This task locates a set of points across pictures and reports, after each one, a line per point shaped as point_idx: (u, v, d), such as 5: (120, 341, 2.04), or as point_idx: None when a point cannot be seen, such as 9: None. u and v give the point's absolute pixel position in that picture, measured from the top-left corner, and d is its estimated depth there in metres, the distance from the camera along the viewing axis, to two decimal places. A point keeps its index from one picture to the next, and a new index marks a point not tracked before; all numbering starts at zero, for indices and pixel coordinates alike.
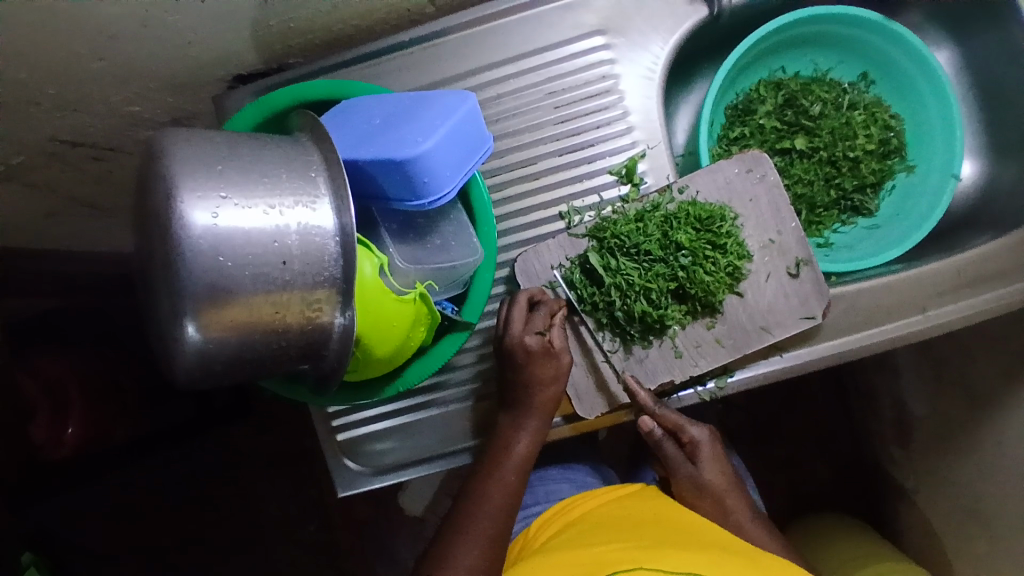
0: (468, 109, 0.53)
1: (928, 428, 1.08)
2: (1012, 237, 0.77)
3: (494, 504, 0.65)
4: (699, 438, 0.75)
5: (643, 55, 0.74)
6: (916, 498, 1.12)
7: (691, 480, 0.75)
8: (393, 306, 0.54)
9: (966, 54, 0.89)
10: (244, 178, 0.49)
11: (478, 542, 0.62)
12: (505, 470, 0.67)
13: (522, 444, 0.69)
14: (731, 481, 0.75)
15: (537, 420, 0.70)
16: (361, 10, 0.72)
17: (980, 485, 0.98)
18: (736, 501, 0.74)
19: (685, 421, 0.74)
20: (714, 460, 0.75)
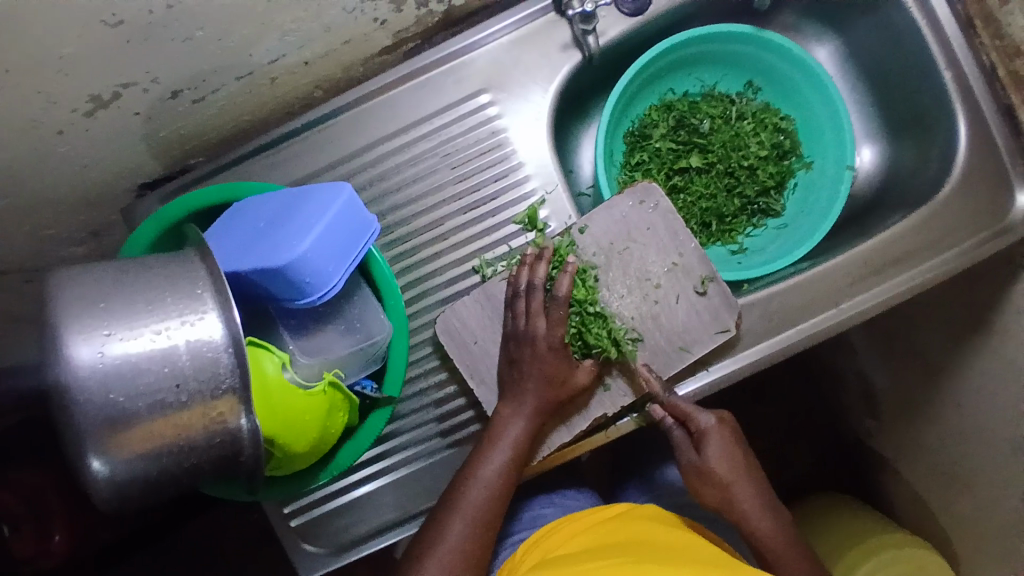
0: (342, 203, 0.55)
1: (894, 399, 1.10)
2: (918, 214, 0.80)
3: (484, 487, 0.66)
4: (706, 425, 0.72)
5: (526, 106, 0.77)
6: (897, 469, 1.13)
7: (695, 470, 0.72)
8: (301, 400, 0.56)
9: (850, 45, 0.92)
10: (129, 310, 0.52)
11: (466, 522, 0.65)
12: (500, 456, 0.68)
13: (517, 430, 0.69)
14: (748, 476, 0.71)
15: (534, 402, 0.69)
16: (249, 107, 0.74)
17: (951, 448, 0.99)
18: (746, 489, 0.71)
19: (694, 409, 0.73)
20: (723, 448, 0.71)
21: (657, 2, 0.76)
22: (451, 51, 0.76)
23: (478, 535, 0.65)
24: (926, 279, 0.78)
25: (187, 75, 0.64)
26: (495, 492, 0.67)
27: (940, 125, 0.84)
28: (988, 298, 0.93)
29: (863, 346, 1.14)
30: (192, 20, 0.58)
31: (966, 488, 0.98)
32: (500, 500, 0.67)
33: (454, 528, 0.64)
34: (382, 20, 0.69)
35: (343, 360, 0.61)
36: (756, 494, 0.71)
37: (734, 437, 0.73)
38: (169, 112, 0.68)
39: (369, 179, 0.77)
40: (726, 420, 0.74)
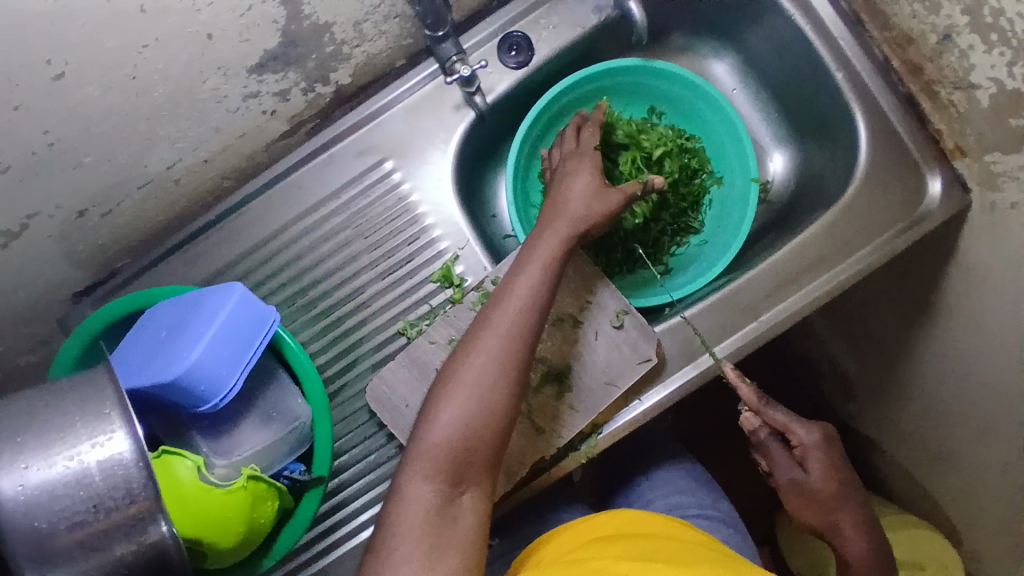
0: (232, 307, 0.57)
1: (865, 382, 1.10)
2: (841, 207, 0.82)
3: (484, 359, 0.60)
4: (808, 441, 0.77)
5: (428, 169, 0.79)
6: (884, 449, 1.13)
7: (796, 486, 0.78)
8: (219, 499, 0.57)
9: (744, 54, 0.94)
10: (41, 440, 0.54)
11: (466, 403, 0.59)
12: (496, 330, 0.62)
13: (518, 297, 0.63)
14: (847, 497, 0.77)
15: (527, 274, 0.64)
16: (162, 206, 0.76)
17: (927, 425, 0.99)
18: (844, 511, 0.77)
19: (795, 424, 0.78)
20: (824, 466, 0.77)
21: (540, 52, 0.78)
22: (349, 126, 0.79)
23: (479, 416, 0.59)
24: (842, 280, 0.79)
25: (88, 194, 0.67)
26: (496, 365, 0.60)
27: (842, 124, 0.85)
28: (926, 277, 0.91)
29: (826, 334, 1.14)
30: (77, 150, 0.62)
31: (950, 461, 0.98)
32: (507, 369, 0.61)
33: (448, 407, 0.59)
34: (270, 110, 0.72)
35: (259, 454, 0.63)
36: (854, 512, 0.77)
37: (834, 453, 0.78)
38: (81, 228, 0.71)
39: (288, 259, 0.79)
40: (828, 436, 0.79)
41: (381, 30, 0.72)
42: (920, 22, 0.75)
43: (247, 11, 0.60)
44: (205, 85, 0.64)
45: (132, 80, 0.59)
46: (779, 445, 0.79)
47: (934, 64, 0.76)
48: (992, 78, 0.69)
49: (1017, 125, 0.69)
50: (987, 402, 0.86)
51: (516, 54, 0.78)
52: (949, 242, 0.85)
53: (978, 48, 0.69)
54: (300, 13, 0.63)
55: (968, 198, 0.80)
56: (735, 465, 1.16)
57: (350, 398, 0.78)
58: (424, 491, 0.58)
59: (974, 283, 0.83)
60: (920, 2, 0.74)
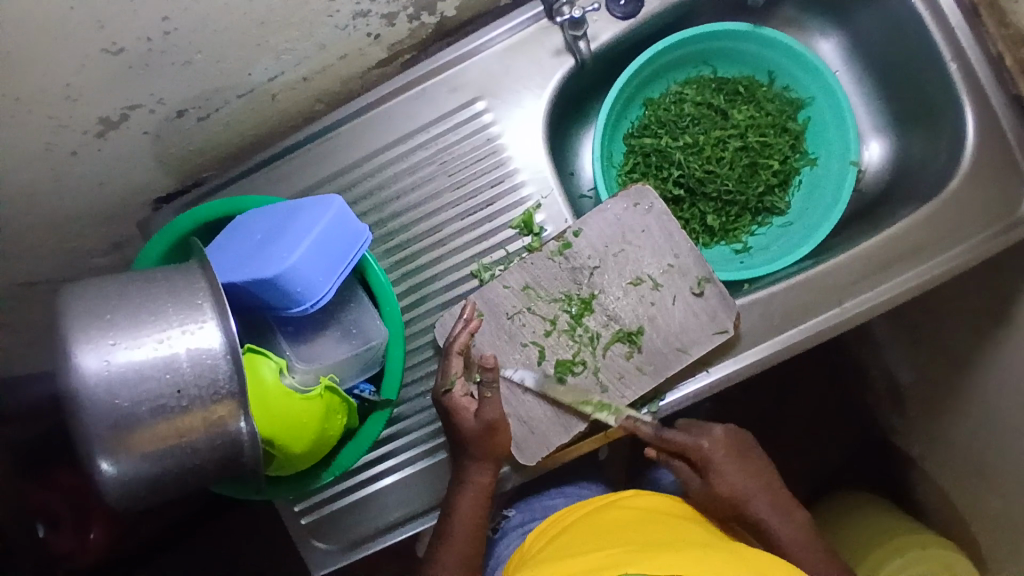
0: (333, 215, 0.57)
1: (921, 394, 1.07)
2: (936, 203, 0.78)
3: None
4: (705, 447, 0.73)
5: (520, 113, 0.78)
6: (924, 466, 1.09)
7: (702, 494, 0.73)
8: (298, 404, 0.58)
9: (853, 35, 0.90)
10: (133, 321, 0.55)
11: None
12: (457, 537, 0.70)
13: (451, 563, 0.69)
14: (762, 495, 0.72)
15: (461, 483, 0.72)
16: (254, 121, 0.77)
17: (980, 443, 0.96)
18: (761, 504, 0.71)
19: (683, 437, 0.74)
20: (731, 468, 0.72)
21: (648, 5, 0.76)
22: (446, 61, 0.78)
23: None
24: (931, 276, 0.77)
25: (190, 96, 0.68)
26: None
27: (948, 116, 0.82)
28: (1012, 283, 0.88)
29: (888, 340, 1.12)
30: (190, 45, 0.61)
31: (992, 486, 0.94)
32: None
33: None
34: (375, 35, 0.72)
35: (337, 366, 0.63)
36: (771, 505, 0.71)
37: (738, 457, 0.74)
38: (177, 131, 0.72)
39: (369, 188, 0.79)
40: (715, 441, 0.74)
41: None
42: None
43: None
44: None
45: None
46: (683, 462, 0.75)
47: None
48: None
49: None
50: None
51: (624, 4, 0.76)
52: None
53: None
54: None
55: None
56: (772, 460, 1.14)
57: (417, 333, 0.79)
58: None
59: None
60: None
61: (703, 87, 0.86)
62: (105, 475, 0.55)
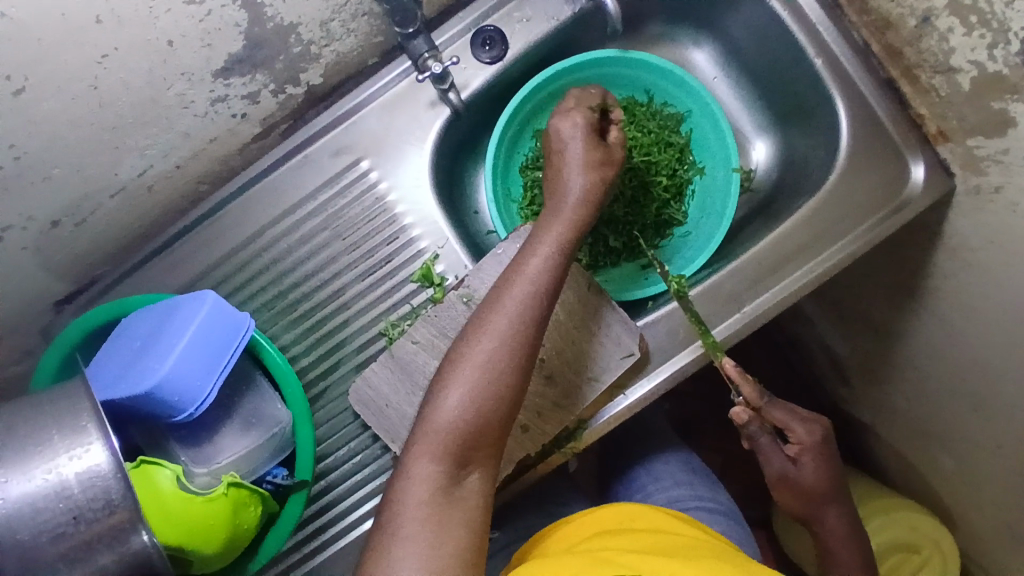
0: (205, 316, 0.58)
1: (857, 367, 1.09)
2: (823, 192, 0.81)
3: (500, 332, 0.57)
4: (808, 441, 0.77)
5: (405, 167, 0.78)
6: (878, 433, 1.12)
7: (780, 476, 0.77)
8: (200, 507, 0.57)
9: (723, 41, 0.93)
10: (19, 454, 0.54)
11: (492, 353, 0.57)
12: (528, 275, 0.60)
13: (534, 261, 0.61)
14: (837, 498, 0.78)
15: (559, 223, 0.63)
16: (139, 210, 0.75)
17: (920, 409, 0.98)
18: (833, 513, 0.78)
19: (797, 423, 0.77)
20: (821, 469, 0.77)
21: (514, 46, 0.77)
22: (323, 126, 0.78)
23: (485, 416, 0.56)
24: (823, 269, 0.79)
25: (62, 204, 0.67)
26: (506, 356, 0.57)
27: (822, 108, 0.85)
28: (915, 261, 0.88)
29: (818, 317, 1.12)
30: (44, 162, 0.61)
31: (944, 446, 0.96)
32: (513, 366, 0.57)
33: (456, 388, 0.56)
34: (241, 114, 0.71)
35: (239, 460, 0.63)
36: (841, 508, 0.78)
37: (830, 455, 0.78)
38: (57, 239, 0.71)
39: (266, 263, 0.79)
40: (826, 436, 0.78)
41: (350, 29, 0.71)
42: (898, 4, 0.73)
43: (206, 16, 0.58)
44: (171, 92, 0.63)
45: (95, 91, 0.58)
46: (770, 441, 0.78)
47: (914, 47, 0.75)
48: (973, 61, 0.68)
49: (998, 108, 0.67)
50: (977, 388, 0.84)
51: (490, 48, 0.77)
52: (933, 225, 0.83)
53: (958, 30, 0.68)
54: (262, 16, 0.62)
55: (952, 182, 0.79)
56: (727, 454, 1.15)
57: (333, 400, 0.78)
58: (430, 471, 0.55)
59: (960, 268, 0.81)
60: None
61: None
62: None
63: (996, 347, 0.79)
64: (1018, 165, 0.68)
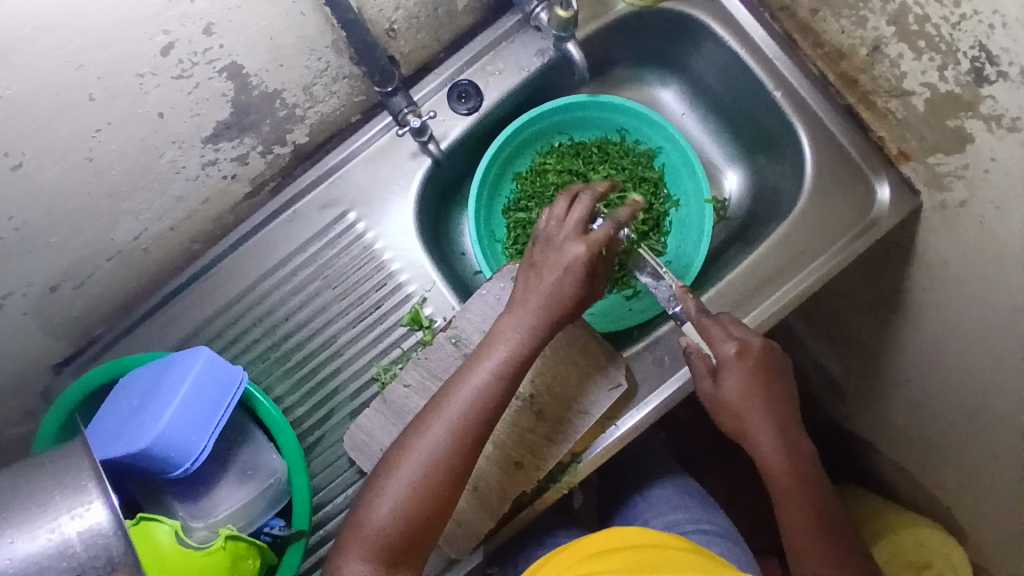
0: (197, 372, 0.59)
1: (852, 382, 1.10)
2: (793, 218, 0.84)
3: (423, 456, 0.63)
4: (726, 356, 0.72)
5: (390, 216, 0.82)
6: (880, 448, 1.12)
7: (712, 399, 0.74)
8: (200, 561, 0.58)
9: (689, 79, 0.97)
10: (22, 515, 0.55)
11: (412, 477, 0.63)
12: (478, 375, 0.65)
13: (473, 383, 0.65)
14: (764, 410, 0.73)
15: (516, 317, 0.67)
16: (136, 271, 0.78)
17: (915, 420, 0.99)
18: (757, 424, 0.72)
19: (717, 336, 0.73)
20: (741, 380, 0.72)
21: (489, 97, 0.81)
22: (310, 182, 0.81)
23: (413, 519, 0.62)
24: (801, 291, 0.81)
25: (60, 270, 0.69)
26: (427, 479, 0.63)
27: (787, 136, 0.89)
28: (894, 275, 0.91)
29: (810, 337, 1.14)
30: (44, 231, 0.64)
31: (942, 456, 0.96)
32: (432, 487, 0.63)
33: (386, 499, 0.63)
34: (231, 175, 0.75)
35: (235, 513, 0.64)
36: (776, 437, 0.72)
37: (757, 370, 0.73)
38: (55, 304, 0.73)
39: (259, 315, 0.81)
40: (752, 349, 0.73)
41: (332, 90, 0.74)
42: (849, 36, 0.78)
43: (195, 88, 0.62)
44: (163, 159, 0.66)
45: (90, 162, 0.61)
46: (701, 359, 0.75)
47: (868, 75, 0.79)
48: (925, 84, 0.72)
49: (954, 125, 0.71)
50: (966, 394, 0.86)
51: (465, 101, 0.81)
52: (906, 241, 0.86)
53: (908, 55, 0.72)
54: (247, 84, 0.65)
55: (918, 200, 0.82)
56: (727, 479, 1.15)
57: (329, 447, 0.79)
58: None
59: (936, 280, 0.84)
60: (846, 18, 0.77)
61: (562, 155, 0.91)
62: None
63: (979, 356, 0.81)
64: (979, 178, 0.71)
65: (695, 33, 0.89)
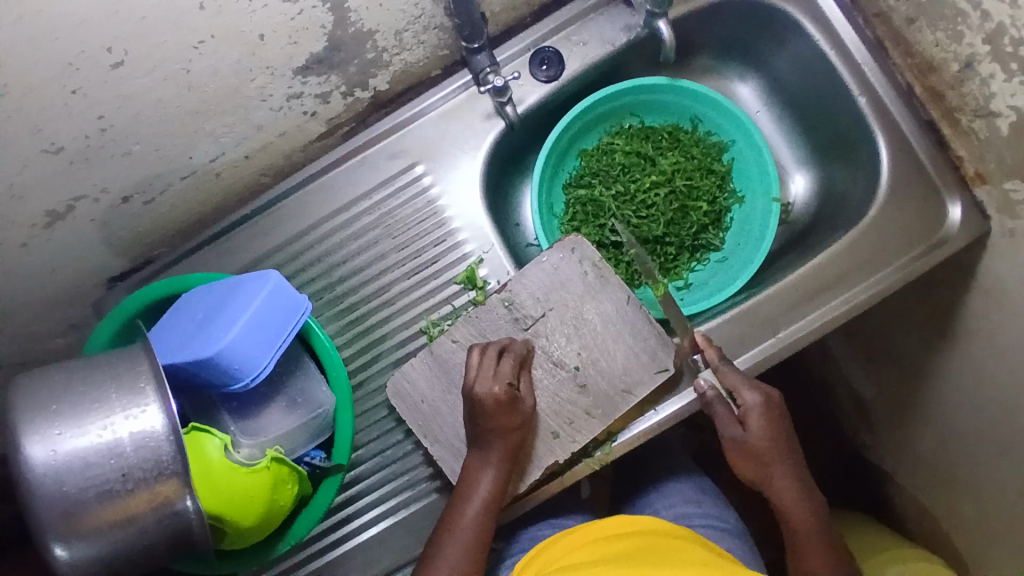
0: (267, 292, 0.60)
1: (881, 409, 1.08)
2: (859, 228, 0.83)
3: (463, 543, 0.68)
4: (751, 403, 0.74)
5: (458, 173, 0.82)
6: (897, 476, 1.10)
7: (735, 443, 0.75)
8: (244, 478, 0.59)
9: (768, 77, 0.97)
10: (76, 409, 0.56)
11: (467, 542, 0.68)
12: (486, 476, 0.71)
13: (486, 484, 0.71)
14: (784, 453, 0.74)
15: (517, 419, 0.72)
16: (202, 197, 0.79)
17: (944, 451, 0.96)
18: (781, 467, 0.74)
19: (742, 384, 0.74)
20: (766, 424, 0.74)
21: (570, 66, 0.81)
22: (382, 130, 0.81)
23: None
24: (855, 304, 0.80)
25: (135, 181, 0.70)
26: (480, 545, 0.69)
27: (863, 143, 0.87)
28: (949, 300, 0.89)
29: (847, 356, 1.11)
30: (128, 138, 0.64)
31: (965, 492, 0.94)
32: (475, 568, 0.68)
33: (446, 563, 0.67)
34: (311, 112, 0.76)
35: (284, 437, 0.65)
36: (794, 477, 0.74)
37: (776, 419, 0.74)
38: (124, 215, 0.74)
39: (318, 255, 0.82)
40: (774, 399, 0.75)
41: (421, 40, 0.75)
42: (942, 50, 0.76)
43: (297, 15, 0.62)
44: (253, 83, 0.67)
45: (186, 74, 0.62)
46: (724, 410, 0.75)
47: (955, 91, 0.77)
48: (1012, 107, 0.70)
49: None
50: (1003, 429, 0.84)
51: (547, 68, 0.81)
52: (969, 264, 0.85)
53: (998, 76, 0.70)
54: (346, 19, 0.66)
55: (988, 224, 0.81)
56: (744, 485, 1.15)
57: (370, 393, 0.81)
58: None
59: (992, 308, 0.82)
60: (942, 31, 0.75)
61: (632, 137, 0.91)
62: (57, 561, 0.55)
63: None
64: None
65: (783, 29, 0.88)
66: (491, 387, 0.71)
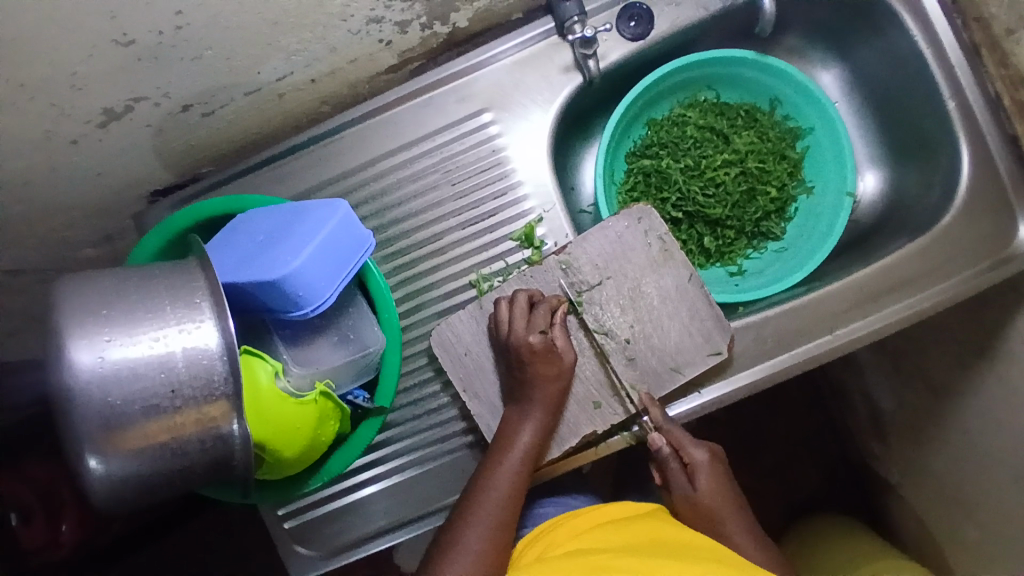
0: (337, 222, 0.57)
1: (900, 423, 0.99)
2: (928, 236, 0.80)
3: (501, 489, 0.67)
4: (699, 459, 0.71)
5: (527, 126, 0.78)
6: (904, 493, 1.02)
7: (686, 501, 0.71)
8: (292, 409, 0.58)
9: (852, 67, 0.93)
10: (127, 316, 0.53)
11: (493, 505, 0.66)
12: (527, 427, 0.70)
13: (527, 436, 0.70)
14: (736, 511, 0.70)
15: (557, 369, 0.71)
16: (261, 118, 0.76)
17: (955, 473, 0.90)
18: (734, 521, 0.69)
19: (687, 440, 0.72)
20: (715, 482, 0.71)
21: (659, 27, 0.77)
22: (455, 71, 0.78)
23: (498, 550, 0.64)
24: (913, 311, 0.78)
25: (197, 90, 0.67)
26: (507, 510, 0.67)
27: (943, 149, 0.83)
28: (991, 321, 0.83)
29: (869, 366, 1.03)
30: (201, 41, 0.60)
31: (974, 518, 0.87)
32: (514, 508, 0.67)
33: (473, 531, 0.64)
34: (387, 40, 0.72)
35: (336, 370, 0.65)
36: (749, 536, 0.68)
37: (725, 477, 0.72)
38: (181, 125, 0.71)
39: (373, 192, 0.79)
40: (718, 456, 0.73)
41: None
42: None
43: None
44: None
45: None
46: (669, 469, 0.72)
47: None
48: None
49: None
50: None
51: (634, 24, 0.77)
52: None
53: None
54: None
55: None
56: (755, 475, 1.15)
57: (410, 340, 0.79)
58: None
59: None
60: None
61: (706, 111, 0.87)
62: (90, 474, 0.52)
63: None
64: None
65: (879, 18, 0.84)
66: (529, 334, 0.70)
